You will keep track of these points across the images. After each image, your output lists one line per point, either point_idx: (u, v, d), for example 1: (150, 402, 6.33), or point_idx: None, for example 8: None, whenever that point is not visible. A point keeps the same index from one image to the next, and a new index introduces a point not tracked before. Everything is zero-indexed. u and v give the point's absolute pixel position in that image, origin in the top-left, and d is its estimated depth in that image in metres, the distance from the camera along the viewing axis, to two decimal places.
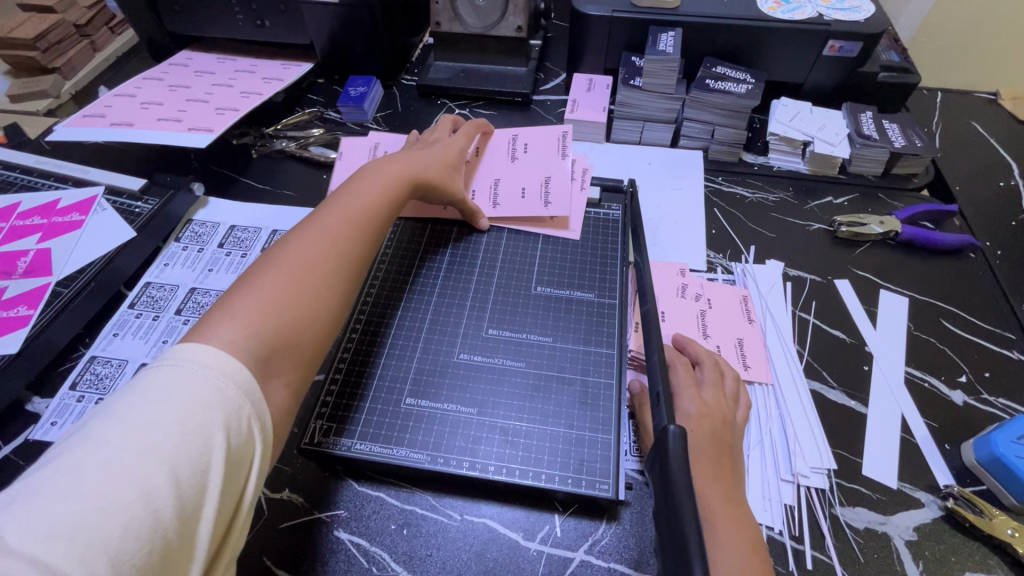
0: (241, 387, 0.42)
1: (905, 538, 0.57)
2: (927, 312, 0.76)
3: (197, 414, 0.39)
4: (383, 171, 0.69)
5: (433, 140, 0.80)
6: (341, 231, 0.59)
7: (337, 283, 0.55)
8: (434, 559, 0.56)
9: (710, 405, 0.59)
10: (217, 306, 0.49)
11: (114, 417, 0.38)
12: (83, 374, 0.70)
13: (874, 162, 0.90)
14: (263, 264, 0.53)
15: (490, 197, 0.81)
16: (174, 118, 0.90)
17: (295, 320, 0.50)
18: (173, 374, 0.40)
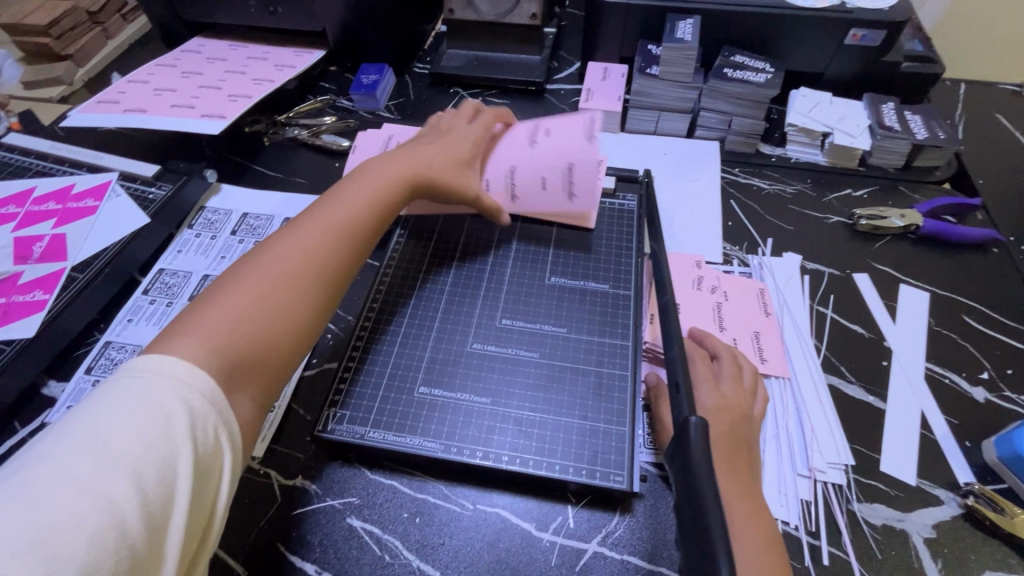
0: (205, 396, 0.42)
1: (923, 535, 0.56)
2: (948, 307, 0.74)
3: (161, 423, 0.39)
4: (377, 174, 0.65)
5: (449, 132, 0.76)
6: (318, 240, 0.56)
7: (306, 300, 0.53)
8: (447, 548, 0.56)
9: (729, 400, 0.58)
10: (183, 318, 0.48)
11: (78, 428, 0.38)
12: (99, 359, 0.71)
13: (895, 154, 0.88)
14: (235, 273, 0.52)
15: (506, 189, 0.76)
16: (187, 105, 0.90)
17: (258, 339, 0.49)
18: (137, 384, 0.41)
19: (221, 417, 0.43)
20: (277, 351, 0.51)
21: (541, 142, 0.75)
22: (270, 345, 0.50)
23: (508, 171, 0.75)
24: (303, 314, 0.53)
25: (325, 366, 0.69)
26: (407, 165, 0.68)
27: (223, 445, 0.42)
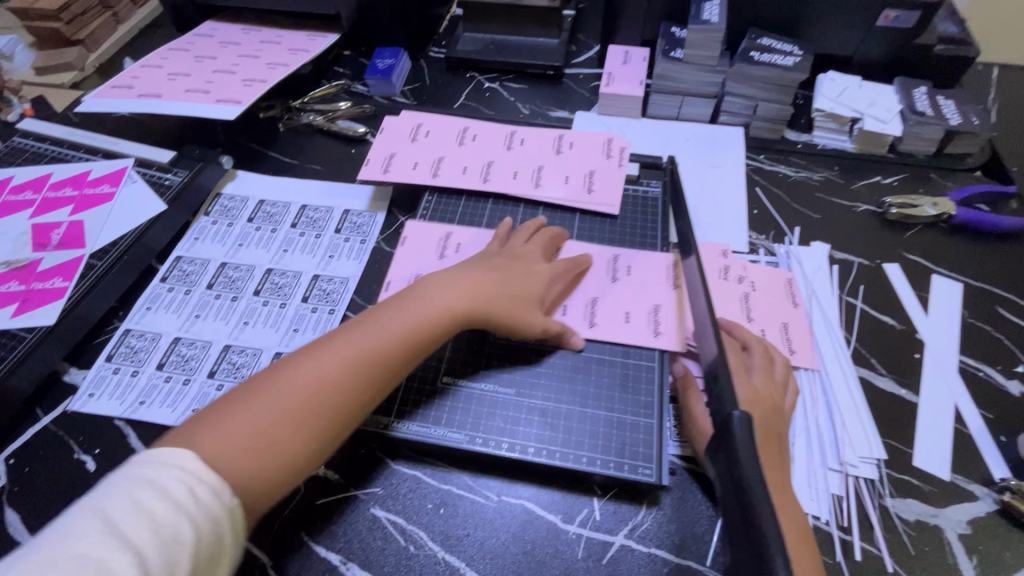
0: (213, 488, 0.43)
1: (958, 531, 0.55)
2: (982, 298, 0.72)
3: (171, 514, 0.39)
4: (425, 302, 0.57)
5: (524, 257, 0.66)
6: (342, 371, 0.51)
7: (308, 439, 0.49)
8: (471, 539, 0.56)
9: (762, 391, 0.56)
10: (203, 419, 0.47)
11: (101, 498, 0.39)
12: (119, 347, 0.70)
13: (927, 141, 0.85)
14: (263, 378, 0.50)
15: (585, 315, 0.66)
16: (202, 90, 0.88)
17: (254, 472, 0.46)
18: (152, 472, 0.41)
19: (225, 517, 0.42)
20: (268, 488, 0.47)
21: (624, 281, 0.69)
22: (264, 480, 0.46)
23: (589, 300, 0.67)
24: (302, 451, 0.49)
25: None
26: (466, 291, 0.59)
27: (222, 547, 0.42)
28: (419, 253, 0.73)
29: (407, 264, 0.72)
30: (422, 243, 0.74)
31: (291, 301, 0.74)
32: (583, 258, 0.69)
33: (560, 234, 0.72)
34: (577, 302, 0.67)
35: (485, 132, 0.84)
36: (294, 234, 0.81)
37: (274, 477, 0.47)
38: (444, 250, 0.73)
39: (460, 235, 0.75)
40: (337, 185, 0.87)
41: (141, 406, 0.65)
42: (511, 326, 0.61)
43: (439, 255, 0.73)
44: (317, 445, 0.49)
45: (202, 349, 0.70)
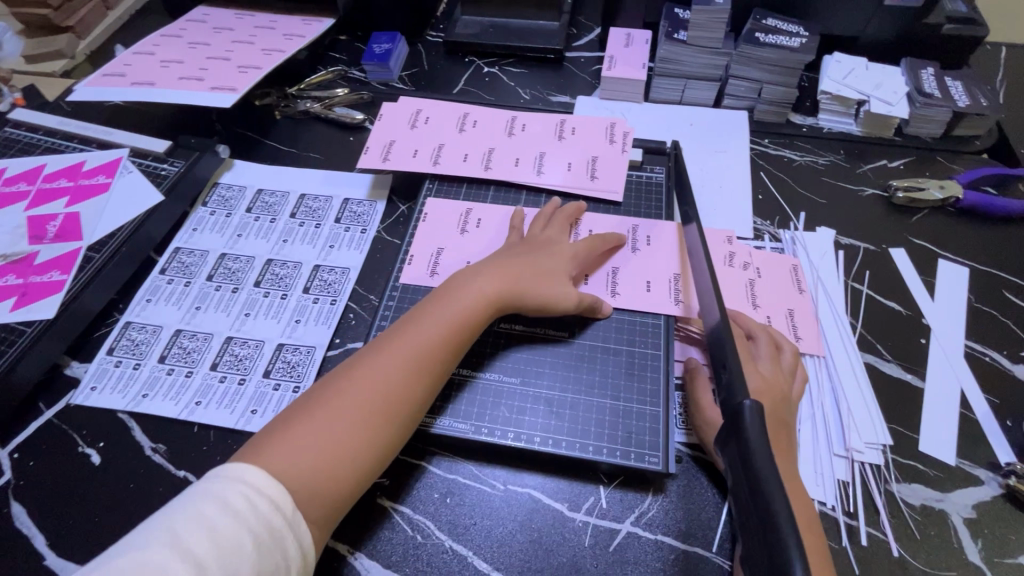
0: (274, 501, 0.47)
1: (963, 515, 0.55)
2: (988, 282, 0.72)
3: (230, 527, 0.44)
4: (457, 302, 0.60)
5: (548, 241, 0.68)
6: (391, 376, 0.55)
7: (371, 443, 0.53)
8: (479, 528, 0.56)
9: (770, 379, 0.57)
10: (272, 436, 0.52)
11: (178, 509, 0.45)
12: (120, 340, 0.70)
13: (933, 123, 0.84)
14: (318, 395, 0.55)
15: (607, 285, 0.67)
16: (196, 77, 0.86)
17: (327, 477, 0.51)
18: (215, 486, 0.46)
19: (290, 525, 0.47)
20: (343, 490, 0.51)
21: (645, 251, 0.70)
22: (336, 484, 0.51)
23: (609, 270, 0.69)
24: (367, 455, 0.53)
25: (349, 346, 0.68)
26: (494, 283, 0.61)
27: (285, 557, 0.46)
28: (440, 228, 0.74)
29: (429, 239, 0.73)
30: (444, 219, 0.75)
31: (292, 292, 0.74)
32: (606, 234, 0.70)
33: (580, 207, 0.73)
34: (600, 273, 0.69)
35: (485, 119, 0.83)
36: (294, 225, 0.80)
37: (346, 480, 0.51)
38: (465, 225, 0.74)
39: (481, 211, 0.75)
40: (336, 174, 0.85)
41: (144, 399, 0.65)
42: (545, 304, 0.62)
43: (461, 231, 0.74)
44: (380, 447, 0.53)
45: (203, 342, 0.69)
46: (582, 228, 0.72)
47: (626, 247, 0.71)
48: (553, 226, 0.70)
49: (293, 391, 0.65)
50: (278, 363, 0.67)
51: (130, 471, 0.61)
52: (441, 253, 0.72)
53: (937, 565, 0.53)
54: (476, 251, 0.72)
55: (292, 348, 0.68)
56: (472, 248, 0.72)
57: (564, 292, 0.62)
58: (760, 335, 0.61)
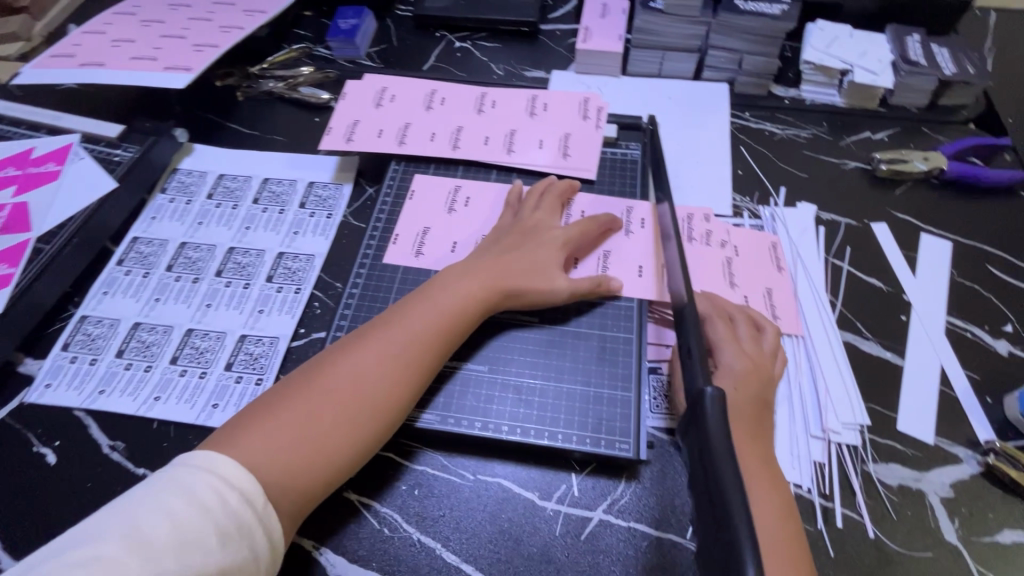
0: (245, 493, 0.45)
1: (940, 494, 0.54)
2: (971, 256, 0.70)
3: (195, 521, 0.42)
4: (447, 294, 0.58)
5: (541, 227, 0.65)
6: (377, 369, 0.53)
7: (350, 435, 0.51)
8: (447, 519, 0.54)
9: (754, 359, 0.56)
10: (247, 424, 0.50)
11: (143, 498, 0.43)
12: (75, 335, 0.67)
13: (918, 92, 0.81)
14: (301, 381, 0.53)
15: (599, 268, 0.65)
16: (149, 57, 0.82)
17: (301, 468, 0.49)
18: (183, 477, 0.44)
19: (261, 521, 0.45)
20: (317, 483, 0.50)
21: (640, 233, 0.68)
22: (310, 476, 0.49)
23: (602, 252, 0.66)
24: (346, 447, 0.51)
25: (314, 336, 0.66)
26: (486, 277, 0.59)
27: (254, 552, 0.44)
28: (426, 207, 0.72)
29: (415, 217, 0.71)
30: (430, 197, 0.72)
31: (255, 281, 0.71)
32: (600, 215, 0.67)
33: (573, 186, 0.69)
34: (592, 256, 0.66)
35: (454, 96, 0.80)
36: (257, 211, 0.77)
37: (322, 473, 0.50)
38: (452, 204, 0.72)
39: (469, 189, 0.73)
40: (301, 157, 0.82)
41: (101, 396, 0.62)
42: (534, 298, 0.60)
43: (447, 210, 0.71)
44: (359, 441, 0.51)
45: (162, 334, 0.67)
46: (578, 211, 0.70)
47: (620, 229, 0.68)
48: (544, 207, 0.67)
49: (255, 384, 0.63)
50: (240, 355, 0.65)
51: (86, 470, 0.58)
52: (428, 232, 0.70)
53: (913, 545, 0.52)
54: (464, 230, 0.69)
55: (255, 339, 0.66)
56: (460, 228, 0.70)
57: (558, 290, 0.60)
58: (740, 316, 0.60)
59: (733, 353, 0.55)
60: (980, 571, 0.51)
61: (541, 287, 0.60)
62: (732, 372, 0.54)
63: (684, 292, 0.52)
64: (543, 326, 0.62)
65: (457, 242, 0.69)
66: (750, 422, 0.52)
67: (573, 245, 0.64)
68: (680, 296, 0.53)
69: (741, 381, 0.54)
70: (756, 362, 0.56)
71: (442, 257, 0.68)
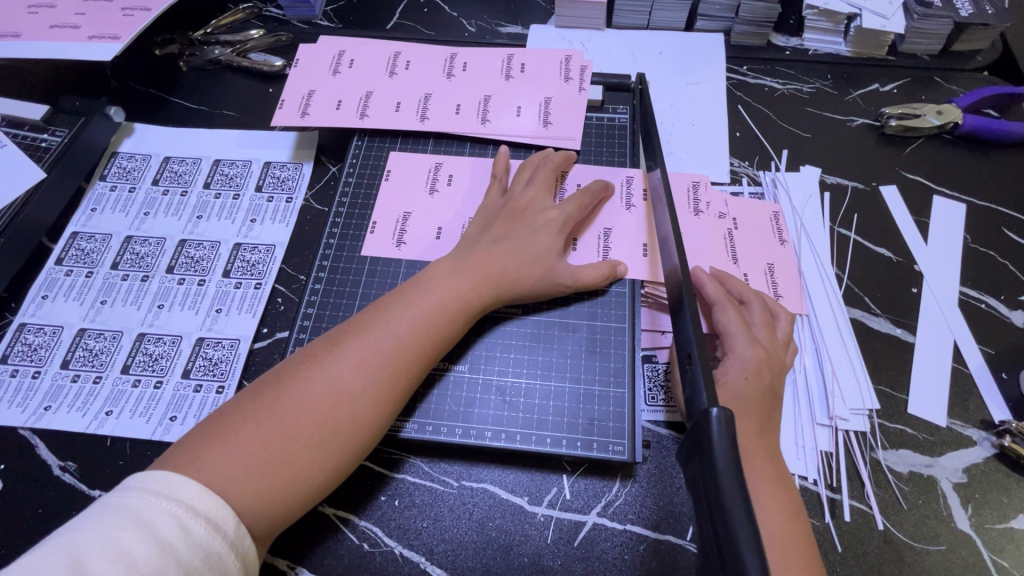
0: (211, 520, 0.40)
1: (953, 480, 0.51)
2: (987, 220, 0.65)
3: (153, 559, 0.36)
4: (437, 293, 0.52)
5: (531, 209, 0.58)
6: (357, 379, 0.47)
7: (329, 452, 0.45)
8: (431, 531, 0.51)
9: (768, 347, 0.51)
10: (209, 439, 0.44)
11: (90, 531, 0.37)
12: (14, 346, 0.61)
13: (932, 37, 0.74)
14: (269, 388, 0.46)
15: (599, 248, 0.59)
16: (70, 24, 0.72)
17: (273, 490, 0.43)
18: (138, 505, 0.39)
19: (234, 550, 0.40)
20: (291, 505, 0.44)
21: (641, 207, 0.62)
22: (283, 498, 0.43)
23: (601, 231, 0.60)
24: (324, 466, 0.45)
25: (277, 336, 0.61)
26: (478, 269, 0.53)
27: None
28: (404, 189, 0.64)
29: (392, 202, 0.64)
30: (408, 179, 0.65)
31: (210, 277, 0.64)
32: (592, 182, 0.61)
33: (569, 157, 0.63)
34: (589, 235, 0.60)
35: (420, 58, 0.71)
36: (208, 197, 0.70)
37: (296, 495, 0.44)
38: (434, 184, 0.65)
39: (452, 166, 0.65)
40: (253, 134, 0.74)
41: (47, 412, 0.57)
42: (527, 293, 0.55)
43: (428, 191, 0.64)
44: (339, 458, 0.46)
45: (111, 341, 0.61)
46: (569, 187, 0.63)
47: (618, 204, 0.62)
48: (538, 182, 0.60)
49: (216, 392, 0.58)
50: (198, 360, 0.59)
51: (35, 495, 0.54)
52: (409, 217, 0.63)
53: (926, 538, 0.49)
54: (447, 215, 0.63)
55: (213, 342, 0.60)
56: (443, 212, 0.63)
57: (559, 284, 0.55)
58: (749, 301, 0.54)
59: (747, 343, 0.50)
60: (994, 561, 0.48)
61: (541, 280, 0.55)
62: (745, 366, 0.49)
63: (679, 268, 0.46)
64: (526, 317, 0.57)
65: (441, 228, 0.62)
66: (762, 414, 0.47)
67: (570, 225, 0.58)
68: (675, 272, 0.47)
69: (758, 369, 0.49)
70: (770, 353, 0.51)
71: (426, 246, 0.61)
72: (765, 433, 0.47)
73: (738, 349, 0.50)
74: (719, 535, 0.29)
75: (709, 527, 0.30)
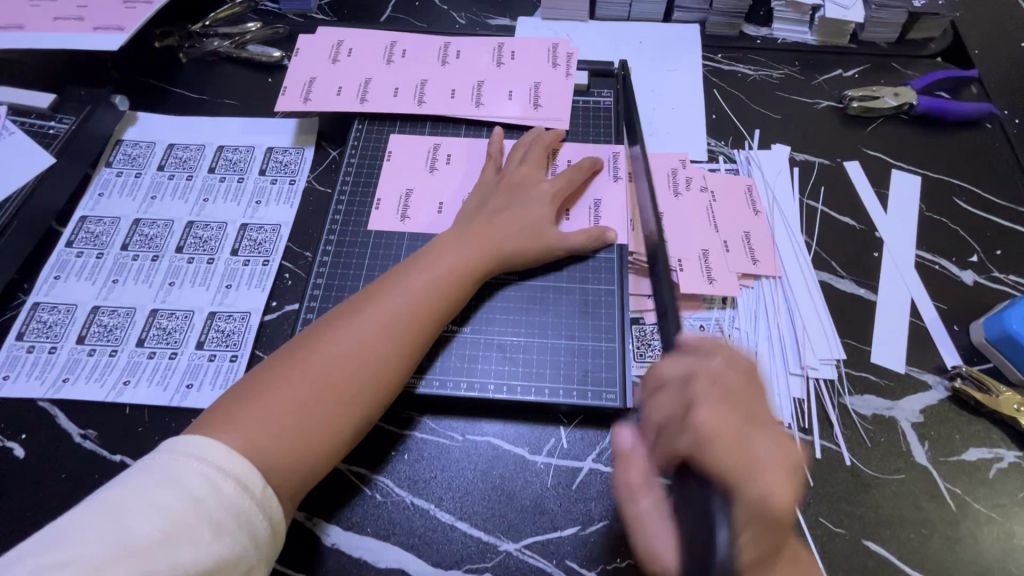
0: (240, 481, 0.42)
1: (910, 420, 0.57)
2: (941, 191, 0.71)
3: (187, 514, 0.39)
4: (444, 261, 0.56)
5: (524, 184, 0.63)
6: (376, 341, 0.51)
7: (353, 411, 0.49)
8: (439, 480, 0.54)
9: (735, 390, 0.43)
10: (242, 403, 0.47)
11: (129, 488, 0.40)
12: (29, 323, 0.63)
13: (888, 26, 0.80)
14: (294, 356, 0.50)
15: (593, 219, 0.64)
16: (74, 16, 0.75)
17: (306, 444, 0.47)
18: (173, 466, 0.41)
19: (261, 508, 0.42)
20: (322, 458, 0.48)
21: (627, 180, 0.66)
22: (314, 452, 0.47)
23: (593, 203, 0.65)
24: (352, 421, 0.49)
25: (287, 309, 0.64)
26: (479, 239, 0.58)
27: (254, 542, 0.41)
28: (405, 169, 0.68)
29: (393, 182, 0.68)
30: (407, 158, 0.69)
31: (219, 256, 0.67)
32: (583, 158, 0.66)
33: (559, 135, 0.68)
34: (582, 205, 0.64)
35: (416, 46, 0.75)
36: (214, 180, 0.73)
37: (327, 449, 0.48)
38: (433, 163, 0.68)
39: (450, 147, 0.69)
40: (254, 121, 0.77)
41: (66, 384, 0.59)
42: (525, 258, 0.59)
43: (428, 170, 0.68)
44: (364, 413, 0.50)
45: (125, 317, 0.63)
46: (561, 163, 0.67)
47: (608, 178, 0.66)
48: (529, 160, 0.65)
49: (230, 361, 0.61)
50: (211, 333, 0.62)
51: (59, 461, 0.56)
52: (411, 194, 0.67)
53: (888, 469, 0.54)
54: (448, 191, 0.67)
55: (225, 316, 0.63)
56: (444, 189, 0.67)
57: (554, 248, 0.60)
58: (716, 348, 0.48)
59: (701, 381, 0.44)
60: (949, 488, 0.54)
61: (537, 245, 0.59)
62: (665, 413, 0.45)
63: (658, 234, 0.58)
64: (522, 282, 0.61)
65: (443, 204, 0.66)
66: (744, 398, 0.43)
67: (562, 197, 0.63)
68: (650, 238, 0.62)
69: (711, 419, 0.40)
70: (737, 396, 0.43)
71: (429, 220, 0.65)
72: (755, 499, 0.35)
73: (687, 394, 0.44)
74: None
75: None
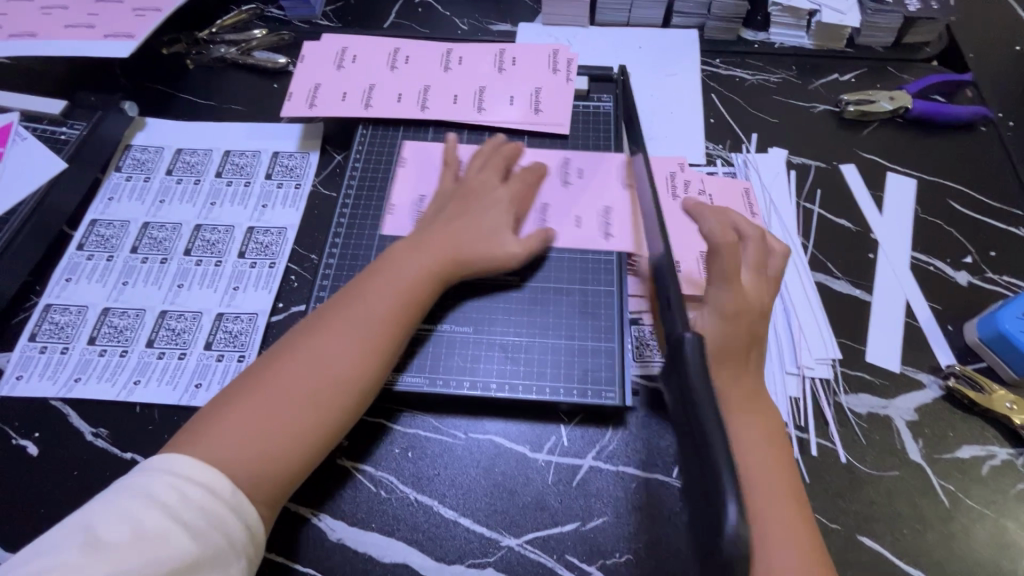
0: (209, 486, 0.43)
1: (905, 418, 0.58)
2: (936, 193, 0.72)
3: (156, 521, 0.40)
4: (407, 266, 0.57)
5: (478, 185, 0.64)
6: (340, 347, 0.51)
7: (320, 417, 0.49)
8: (442, 477, 0.56)
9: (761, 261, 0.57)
10: (210, 418, 0.48)
11: (101, 505, 0.41)
12: (42, 324, 0.64)
13: (884, 30, 0.81)
14: (263, 369, 0.51)
15: (598, 224, 0.65)
16: (85, 24, 0.76)
17: (273, 453, 0.47)
18: (142, 480, 0.42)
19: (232, 511, 0.43)
20: (293, 465, 0.48)
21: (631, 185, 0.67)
22: (283, 459, 0.47)
23: (602, 210, 0.66)
24: (321, 428, 0.49)
25: (293, 310, 0.65)
26: (440, 241, 0.59)
27: (229, 543, 0.42)
28: (410, 173, 0.70)
29: (397, 185, 0.69)
30: (411, 162, 0.70)
31: (226, 258, 0.69)
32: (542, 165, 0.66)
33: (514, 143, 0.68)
34: (591, 212, 0.66)
35: (419, 53, 0.77)
36: (221, 184, 0.74)
37: (296, 455, 0.48)
38: (436, 167, 0.70)
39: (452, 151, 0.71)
40: (261, 126, 0.79)
41: (77, 384, 0.61)
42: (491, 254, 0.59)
43: (431, 174, 0.69)
44: (331, 418, 0.50)
45: (135, 318, 0.65)
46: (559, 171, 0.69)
47: (609, 182, 0.68)
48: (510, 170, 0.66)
49: (238, 361, 0.62)
50: (219, 333, 0.64)
51: (71, 459, 0.58)
52: (424, 200, 0.68)
53: (882, 467, 0.55)
54: None
55: (232, 317, 0.65)
56: None
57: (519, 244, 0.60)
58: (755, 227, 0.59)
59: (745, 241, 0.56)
60: (942, 485, 0.55)
61: (502, 242, 0.60)
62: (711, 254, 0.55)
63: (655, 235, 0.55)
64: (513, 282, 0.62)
65: None
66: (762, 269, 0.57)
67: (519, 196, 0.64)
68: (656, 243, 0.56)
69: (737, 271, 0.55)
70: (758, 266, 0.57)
71: None
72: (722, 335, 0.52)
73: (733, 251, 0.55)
74: (699, 453, 0.36)
75: (691, 443, 0.37)
